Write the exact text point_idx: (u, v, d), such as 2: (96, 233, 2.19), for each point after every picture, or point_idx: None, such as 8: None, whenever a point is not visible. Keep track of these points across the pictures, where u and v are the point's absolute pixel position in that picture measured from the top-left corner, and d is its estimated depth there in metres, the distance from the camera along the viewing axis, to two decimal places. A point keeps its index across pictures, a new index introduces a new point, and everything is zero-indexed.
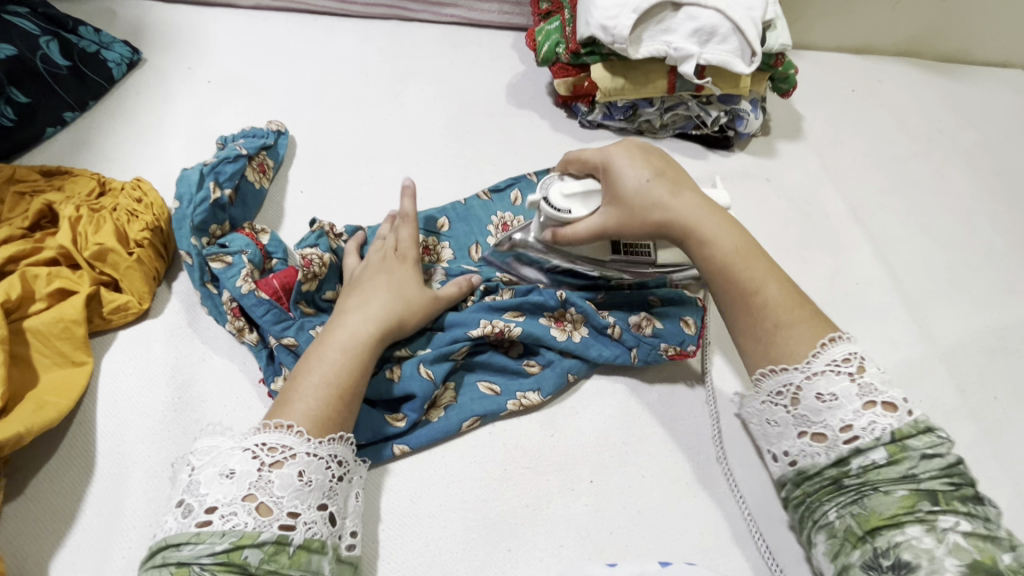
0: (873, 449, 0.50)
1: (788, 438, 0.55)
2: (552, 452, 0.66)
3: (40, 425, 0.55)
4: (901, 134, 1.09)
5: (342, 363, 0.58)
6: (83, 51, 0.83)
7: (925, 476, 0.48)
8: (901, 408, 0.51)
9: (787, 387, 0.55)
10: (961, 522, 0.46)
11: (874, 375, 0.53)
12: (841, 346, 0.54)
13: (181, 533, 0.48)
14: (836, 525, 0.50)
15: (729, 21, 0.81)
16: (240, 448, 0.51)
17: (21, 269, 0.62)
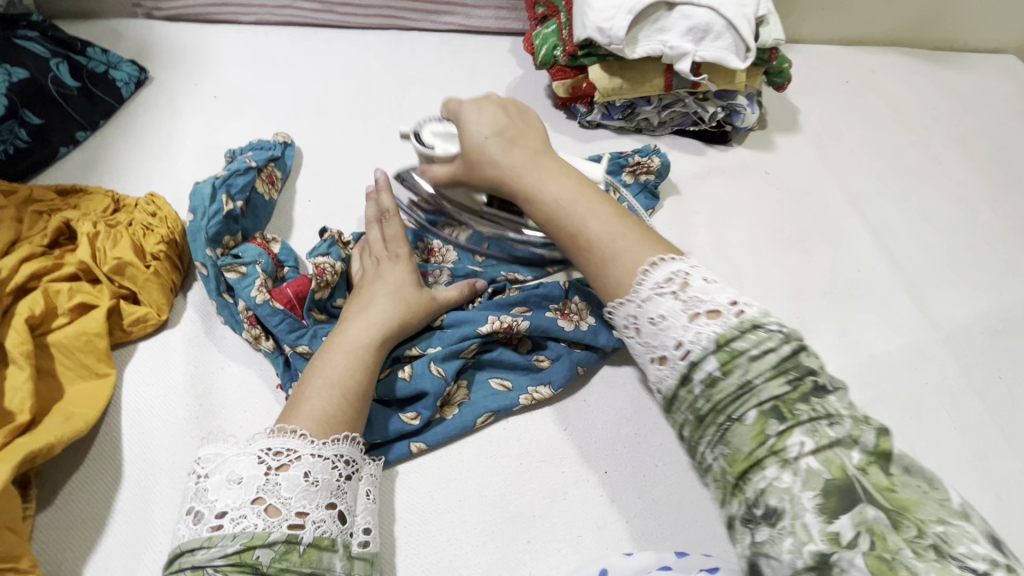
0: (706, 360, 0.47)
1: (646, 366, 0.52)
2: (566, 445, 0.67)
3: (68, 435, 0.56)
4: (896, 122, 1.11)
5: (347, 368, 0.60)
6: (93, 72, 0.85)
7: (764, 390, 0.44)
8: (728, 311, 0.48)
9: (632, 318, 0.53)
10: (808, 442, 0.41)
11: (699, 288, 0.50)
12: (671, 266, 0.53)
13: (193, 539, 0.50)
14: (716, 470, 0.45)
15: (722, 19, 0.83)
16: (246, 454, 0.53)
17: (43, 284, 0.63)
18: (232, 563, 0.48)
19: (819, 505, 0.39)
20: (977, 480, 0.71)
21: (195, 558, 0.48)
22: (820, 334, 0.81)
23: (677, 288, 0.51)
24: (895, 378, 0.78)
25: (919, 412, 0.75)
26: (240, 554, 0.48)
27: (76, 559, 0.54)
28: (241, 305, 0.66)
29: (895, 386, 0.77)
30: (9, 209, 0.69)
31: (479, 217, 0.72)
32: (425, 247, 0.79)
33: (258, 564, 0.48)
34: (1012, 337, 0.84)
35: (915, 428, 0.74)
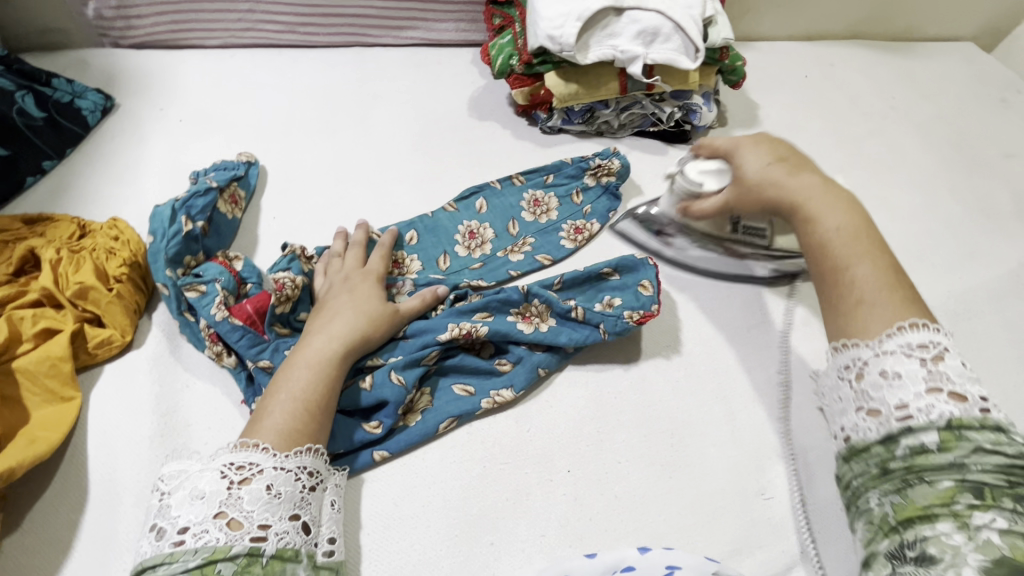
0: (925, 432, 0.46)
1: (845, 415, 0.52)
2: (528, 446, 0.68)
3: (31, 458, 0.57)
4: (856, 113, 1.13)
5: (310, 380, 0.61)
6: (59, 102, 0.86)
7: (978, 471, 0.43)
8: (973, 400, 0.47)
9: (854, 360, 0.52)
10: (1002, 520, 0.40)
11: (954, 367, 0.49)
12: (926, 333, 0.50)
13: (155, 556, 0.50)
14: (874, 512, 0.46)
15: (670, 21, 0.85)
16: (209, 470, 0.54)
17: (7, 312, 0.65)
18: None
19: (984, 568, 0.38)
20: None
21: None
22: None
23: (926, 356, 0.49)
24: None
25: None
26: (201, 569, 0.48)
27: None
28: (205, 324, 0.67)
29: None
30: None
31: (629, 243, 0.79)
32: (390, 258, 0.80)
33: None
34: (973, 319, 0.85)
35: None
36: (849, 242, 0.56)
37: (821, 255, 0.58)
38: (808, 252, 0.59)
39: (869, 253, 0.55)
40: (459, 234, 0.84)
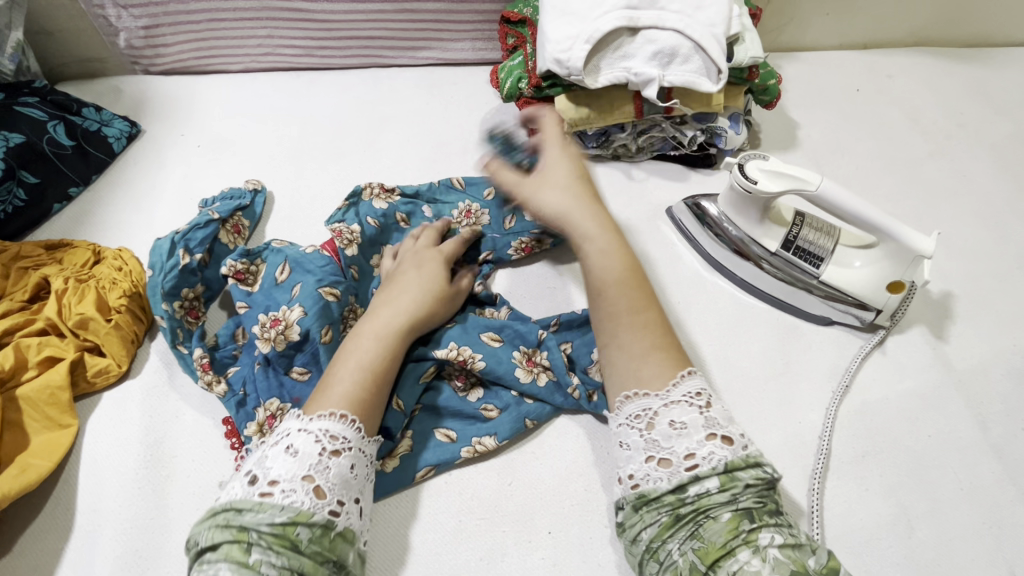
0: (709, 479, 0.54)
1: (636, 462, 0.58)
2: (509, 502, 0.64)
3: (17, 488, 0.60)
4: (913, 132, 1.00)
5: (378, 355, 0.62)
6: (87, 130, 0.91)
7: (745, 499, 0.54)
8: (738, 441, 0.57)
9: (645, 411, 0.60)
10: (777, 536, 0.52)
11: (720, 413, 0.59)
12: (692, 382, 0.60)
13: (245, 500, 0.51)
14: (681, 564, 0.53)
15: (689, 41, 0.78)
16: (306, 430, 0.55)
17: (15, 340, 0.68)
18: (274, 534, 0.49)
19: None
20: (988, 553, 0.62)
21: (245, 518, 0.50)
22: (806, 377, 0.74)
23: (702, 404, 0.59)
24: (892, 429, 0.69)
25: (919, 470, 0.67)
26: (285, 527, 0.49)
27: None
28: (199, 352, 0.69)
29: (891, 439, 0.69)
30: None
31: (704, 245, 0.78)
32: (463, 208, 0.83)
33: (297, 541, 0.49)
34: None
35: (913, 487, 0.65)
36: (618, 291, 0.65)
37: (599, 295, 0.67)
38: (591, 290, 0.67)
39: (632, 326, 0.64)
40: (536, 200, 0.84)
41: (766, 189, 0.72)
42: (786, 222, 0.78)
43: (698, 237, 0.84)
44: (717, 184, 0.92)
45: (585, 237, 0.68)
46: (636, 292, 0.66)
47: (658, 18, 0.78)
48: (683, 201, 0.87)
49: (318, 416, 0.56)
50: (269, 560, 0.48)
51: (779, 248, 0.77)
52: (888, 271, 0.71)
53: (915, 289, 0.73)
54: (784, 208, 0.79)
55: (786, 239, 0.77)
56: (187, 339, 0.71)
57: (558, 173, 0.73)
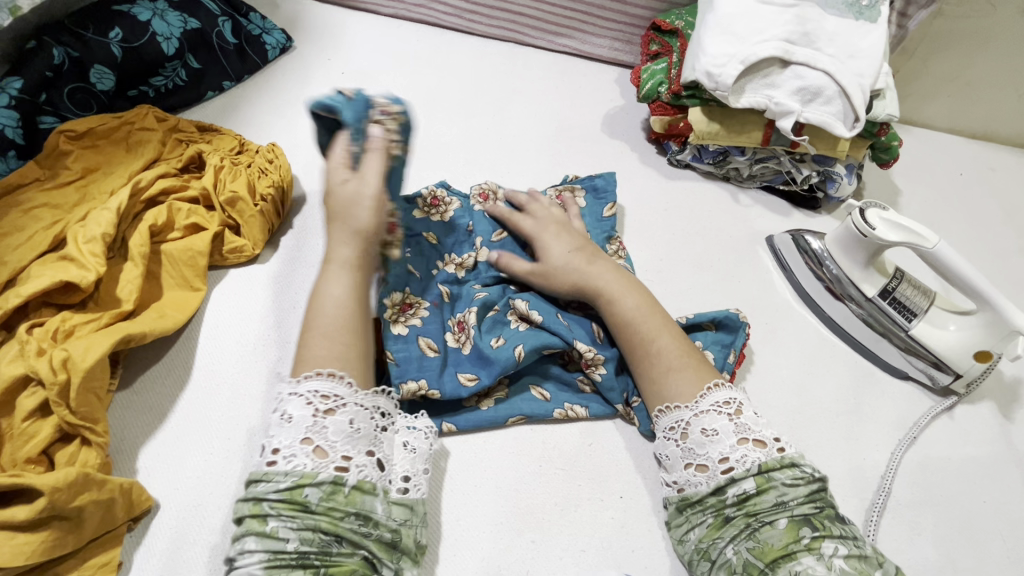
0: (745, 480, 0.58)
1: (676, 470, 0.62)
2: (588, 461, 0.67)
3: (158, 330, 0.64)
4: (1008, 226, 1.04)
5: (343, 312, 0.62)
6: (249, 34, 0.96)
7: (796, 504, 0.56)
8: (772, 444, 0.59)
9: (678, 422, 0.62)
10: (841, 547, 0.53)
11: (750, 417, 0.61)
12: (721, 392, 0.62)
13: (256, 471, 0.54)
14: (735, 562, 0.56)
15: (836, 84, 0.83)
16: (296, 395, 0.56)
17: (169, 201, 0.72)
18: (284, 499, 0.52)
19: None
20: None
21: (257, 490, 0.53)
22: (876, 422, 0.77)
23: (730, 412, 0.61)
24: (950, 487, 0.73)
25: (971, 530, 0.70)
26: (291, 491, 0.52)
27: (138, 439, 0.61)
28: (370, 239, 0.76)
29: (948, 496, 0.72)
30: (157, 133, 0.79)
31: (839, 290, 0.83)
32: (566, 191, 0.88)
33: (307, 502, 0.52)
34: None
35: (962, 544, 0.68)
36: (643, 319, 0.69)
37: (625, 329, 0.69)
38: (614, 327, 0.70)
39: (669, 329, 0.68)
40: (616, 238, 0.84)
41: (880, 236, 0.76)
42: (887, 273, 0.81)
43: (795, 269, 0.88)
44: (817, 226, 0.95)
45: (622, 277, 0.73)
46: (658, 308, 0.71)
47: (812, 57, 0.83)
48: (786, 234, 0.90)
49: (307, 377, 0.56)
50: (287, 525, 0.51)
51: (876, 295, 0.80)
52: (978, 339, 0.75)
53: (999, 362, 0.76)
54: (888, 261, 0.82)
55: (885, 288, 0.80)
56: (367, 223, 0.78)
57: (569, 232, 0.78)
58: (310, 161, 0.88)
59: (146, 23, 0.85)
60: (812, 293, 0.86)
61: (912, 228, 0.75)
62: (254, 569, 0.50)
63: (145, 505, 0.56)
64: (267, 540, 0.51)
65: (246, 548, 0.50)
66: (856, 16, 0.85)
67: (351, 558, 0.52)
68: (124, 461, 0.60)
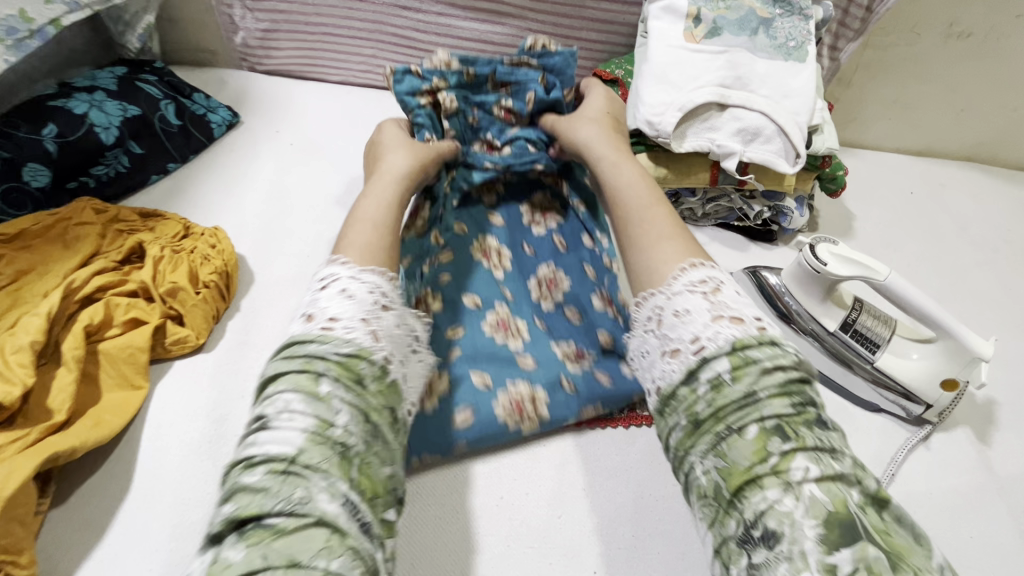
0: (719, 360, 0.51)
1: (655, 364, 0.57)
2: (558, 535, 0.64)
3: (92, 440, 0.60)
4: (964, 240, 1.04)
5: (384, 213, 0.67)
6: (193, 114, 0.96)
7: (770, 400, 0.48)
8: (750, 322, 0.54)
9: (655, 311, 0.59)
10: (813, 467, 0.45)
11: (728, 296, 0.56)
12: (704, 270, 0.59)
13: (304, 334, 0.52)
14: (704, 484, 0.49)
15: (773, 124, 0.84)
16: (359, 279, 0.57)
17: (106, 297, 0.70)
18: (341, 364, 0.50)
19: (820, 534, 0.42)
20: None
21: (309, 348, 0.50)
22: None
23: (708, 291, 0.57)
24: (934, 524, 0.70)
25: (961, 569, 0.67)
26: (348, 359, 0.50)
27: (71, 562, 0.57)
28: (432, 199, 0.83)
29: (934, 533, 0.69)
30: (96, 225, 0.78)
31: (805, 328, 0.82)
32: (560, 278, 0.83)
33: (360, 375, 0.50)
34: None
35: None
36: (648, 208, 0.68)
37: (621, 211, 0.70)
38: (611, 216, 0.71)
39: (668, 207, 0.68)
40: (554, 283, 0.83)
41: (835, 271, 0.76)
42: (846, 305, 0.81)
43: (756, 306, 0.87)
44: (776, 259, 0.95)
45: (606, 158, 0.76)
46: (642, 188, 0.70)
47: (747, 100, 0.84)
48: (744, 270, 0.90)
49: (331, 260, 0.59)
50: (341, 394, 0.48)
51: (838, 328, 0.80)
52: (942, 367, 0.74)
53: (966, 389, 0.75)
54: (845, 291, 0.82)
55: (846, 321, 0.80)
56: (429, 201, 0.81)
57: (580, 129, 0.80)
58: (259, 238, 0.86)
59: (83, 115, 0.84)
60: (777, 332, 0.85)
61: (868, 258, 0.74)
62: (291, 438, 0.44)
63: None
64: (317, 405, 0.47)
65: (291, 408, 0.46)
66: (785, 57, 0.87)
67: (381, 474, 0.49)
68: None
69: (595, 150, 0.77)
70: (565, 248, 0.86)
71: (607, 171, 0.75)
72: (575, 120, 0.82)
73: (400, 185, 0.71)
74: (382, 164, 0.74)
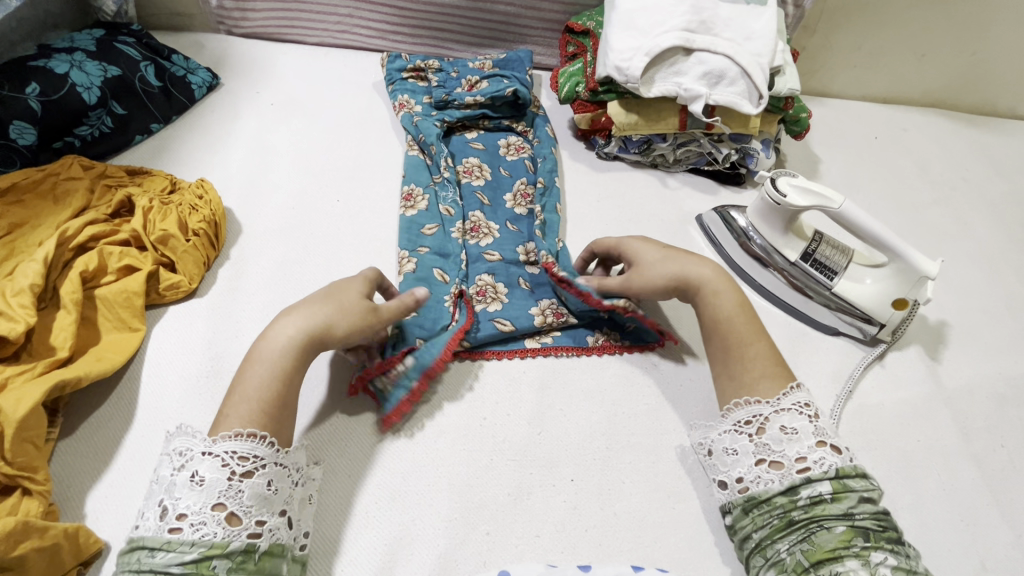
0: (821, 483, 0.56)
1: (744, 465, 0.60)
2: (538, 449, 0.69)
3: (96, 373, 0.64)
4: (923, 180, 1.09)
5: (271, 380, 0.59)
6: (173, 75, 0.98)
7: (861, 516, 0.55)
8: (845, 451, 0.59)
9: (756, 416, 0.61)
10: (889, 557, 0.52)
11: (827, 424, 0.61)
12: (800, 394, 0.62)
13: (154, 538, 0.50)
14: (788, 561, 0.55)
15: (736, 66, 0.87)
16: (209, 456, 0.53)
17: (99, 246, 0.73)
18: (188, 572, 0.49)
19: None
20: (964, 546, 0.68)
21: (154, 561, 0.49)
22: (812, 377, 0.81)
23: (811, 415, 0.61)
24: (885, 431, 0.76)
25: (907, 469, 0.73)
26: (197, 563, 0.49)
27: (83, 484, 0.61)
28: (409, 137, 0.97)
29: (884, 439, 0.75)
30: (84, 181, 0.80)
31: (769, 259, 0.87)
32: (526, 190, 0.93)
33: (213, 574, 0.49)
34: (1021, 406, 0.80)
35: (900, 483, 0.72)
36: (742, 319, 0.69)
37: (719, 331, 0.69)
38: (710, 326, 0.69)
39: (763, 336, 0.68)
40: (518, 193, 0.92)
41: (795, 203, 0.80)
42: (806, 236, 0.86)
43: (724, 244, 0.92)
44: (744, 201, 1.00)
45: (702, 282, 0.71)
46: (753, 326, 0.68)
47: (711, 43, 0.87)
48: (712, 211, 0.94)
49: (222, 437, 0.54)
50: None
51: (799, 258, 0.85)
52: (894, 288, 0.79)
53: (916, 308, 0.80)
54: (806, 225, 0.87)
55: (806, 251, 0.85)
56: (411, 132, 0.97)
57: (649, 249, 0.75)
58: (245, 193, 0.89)
59: (64, 75, 0.86)
60: (746, 268, 0.90)
61: (823, 188, 0.79)
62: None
63: (94, 547, 0.56)
64: None
65: None
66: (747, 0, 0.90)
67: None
68: (71, 507, 0.60)
69: (680, 265, 0.72)
70: (534, 168, 0.96)
71: (700, 295, 0.71)
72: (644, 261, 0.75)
73: (298, 351, 0.61)
74: (332, 285, 0.67)
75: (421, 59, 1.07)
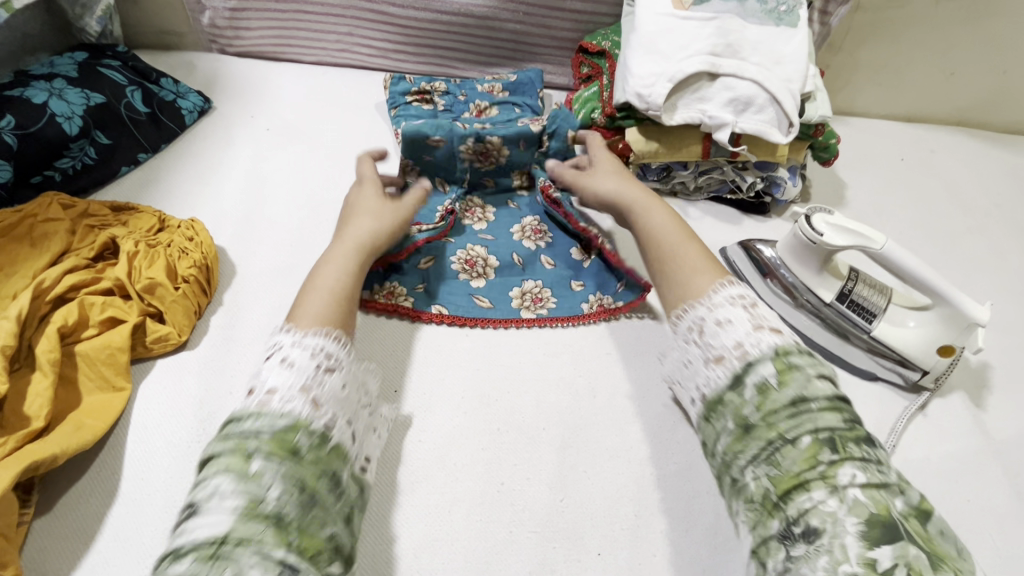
0: (764, 367, 0.55)
1: (699, 373, 0.60)
2: (562, 519, 0.63)
3: (75, 446, 0.58)
4: (955, 206, 1.04)
5: (340, 279, 0.65)
6: (162, 100, 0.91)
7: (825, 418, 0.51)
8: (787, 335, 0.58)
9: (697, 323, 0.62)
10: (858, 474, 0.47)
11: (767, 312, 0.60)
12: (734, 288, 0.63)
13: (242, 410, 0.52)
14: (754, 489, 0.52)
15: (765, 93, 0.82)
16: (300, 345, 0.57)
17: (80, 296, 0.67)
18: (273, 440, 0.49)
19: (861, 531, 0.45)
20: None
21: (243, 427, 0.50)
22: None
23: (746, 304, 0.61)
24: (932, 490, 0.71)
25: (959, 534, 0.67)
26: (284, 433, 0.50)
27: (60, 571, 0.55)
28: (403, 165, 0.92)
29: (933, 500, 0.70)
30: (65, 222, 0.74)
31: (799, 299, 0.82)
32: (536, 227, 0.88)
33: (297, 449, 0.50)
34: None
35: None
36: (675, 242, 0.70)
37: (655, 247, 0.72)
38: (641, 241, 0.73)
39: (703, 251, 0.69)
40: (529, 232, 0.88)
41: (830, 242, 0.75)
42: (842, 276, 0.80)
43: (751, 282, 0.86)
44: (771, 232, 0.93)
45: (635, 203, 0.77)
46: (678, 233, 0.71)
47: (738, 68, 0.82)
48: (737, 244, 0.89)
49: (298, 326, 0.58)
50: (274, 468, 0.48)
51: (834, 300, 0.79)
52: (941, 334, 0.74)
53: (962, 356, 0.76)
54: (840, 262, 0.81)
55: (842, 291, 0.79)
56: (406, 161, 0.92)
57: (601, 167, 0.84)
58: (239, 229, 0.83)
59: (43, 105, 0.79)
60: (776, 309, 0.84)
61: (862, 227, 0.74)
62: (222, 519, 0.44)
63: None
64: (248, 482, 0.46)
65: (221, 491, 0.46)
66: (776, 22, 0.85)
67: (321, 534, 0.48)
68: None
69: (618, 185, 0.79)
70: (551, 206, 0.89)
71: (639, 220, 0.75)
72: (596, 171, 0.84)
73: (360, 247, 0.70)
74: (354, 200, 0.77)
75: (426, 81, 1.00)
